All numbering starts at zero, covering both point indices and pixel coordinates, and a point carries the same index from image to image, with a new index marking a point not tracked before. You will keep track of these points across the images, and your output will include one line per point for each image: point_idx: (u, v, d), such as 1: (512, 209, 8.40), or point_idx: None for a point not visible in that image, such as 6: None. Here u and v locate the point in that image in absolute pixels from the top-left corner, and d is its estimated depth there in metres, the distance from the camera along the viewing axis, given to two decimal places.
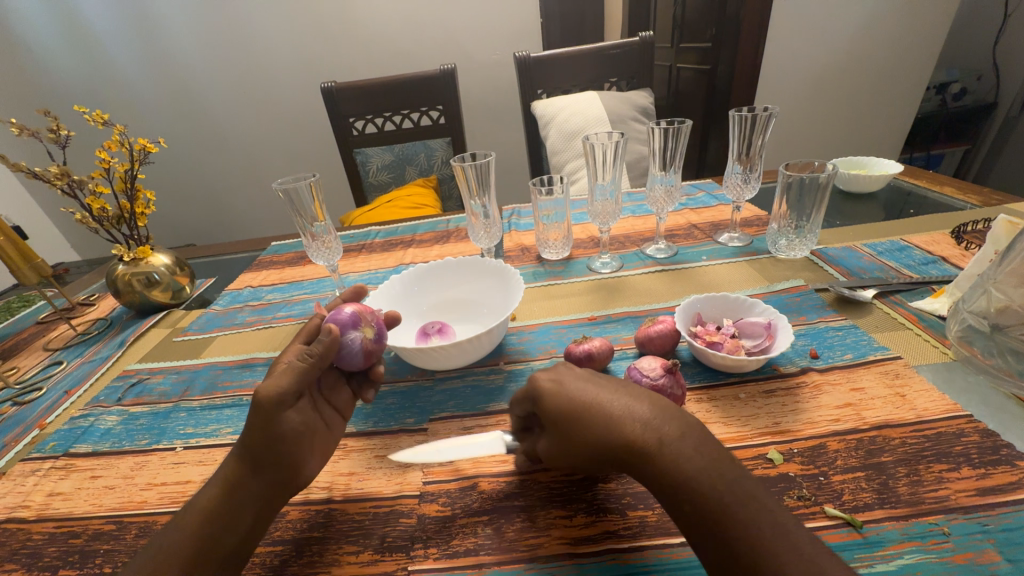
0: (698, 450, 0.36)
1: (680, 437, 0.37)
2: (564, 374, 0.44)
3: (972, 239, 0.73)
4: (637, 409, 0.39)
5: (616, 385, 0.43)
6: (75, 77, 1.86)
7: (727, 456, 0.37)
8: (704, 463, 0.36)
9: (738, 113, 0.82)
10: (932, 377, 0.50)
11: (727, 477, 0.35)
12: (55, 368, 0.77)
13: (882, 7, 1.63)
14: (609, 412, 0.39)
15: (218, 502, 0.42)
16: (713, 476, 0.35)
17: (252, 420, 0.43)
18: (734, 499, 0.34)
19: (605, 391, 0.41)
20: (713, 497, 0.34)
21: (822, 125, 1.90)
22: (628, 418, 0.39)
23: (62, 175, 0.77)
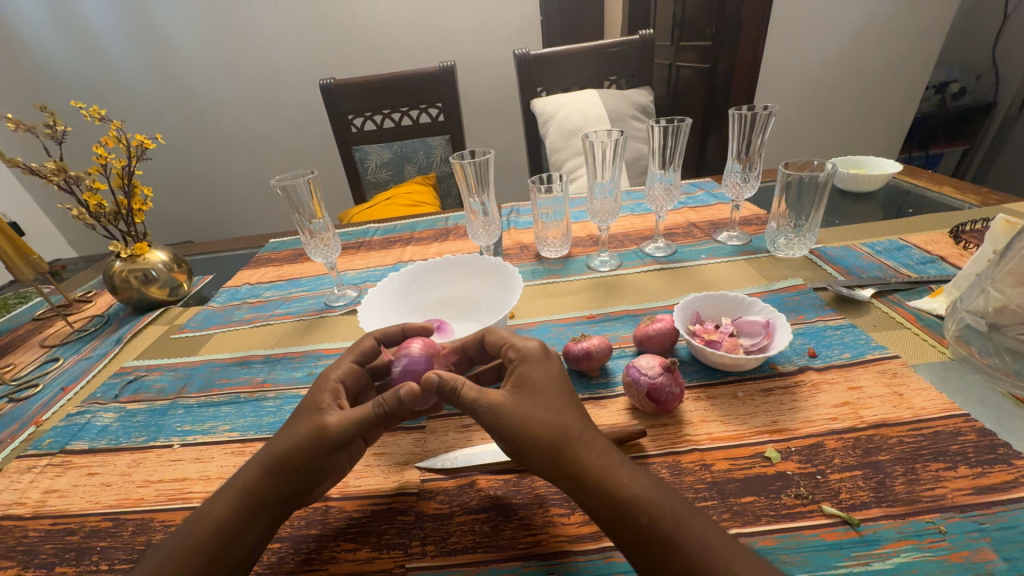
0: (641, 480, 0.36)
1: (622, 465, 0.37)
2: (520, 373, 0.44)
3: (971, 239, 0.73)
4: (577, 431, 0.39)
5: (569, 397, 0.42)
6: (71, 72, 1.85)
7: (662, 489, 0.36)
8: (633, 496, 0.35)
9: (738, 111, 0.82)
10: (930, 376, 0.50)
11: (655, 514, 0.34)
12: (52, 365, 0.77)
13: (881, 7, 1.63)
14: (565, 420, 0.39)
15: (231, 511, 0.40)
16: (641, 511, 0.34)
17: (304, 441, 0.41)
18: (657, 536, 0.33)
19: (549, 401, 0.41)
20: (635, 532, 0.34)
21: (820, 125, 1.90)
22: (564, 438, 0.38)
23: (59, 170, 0.76)
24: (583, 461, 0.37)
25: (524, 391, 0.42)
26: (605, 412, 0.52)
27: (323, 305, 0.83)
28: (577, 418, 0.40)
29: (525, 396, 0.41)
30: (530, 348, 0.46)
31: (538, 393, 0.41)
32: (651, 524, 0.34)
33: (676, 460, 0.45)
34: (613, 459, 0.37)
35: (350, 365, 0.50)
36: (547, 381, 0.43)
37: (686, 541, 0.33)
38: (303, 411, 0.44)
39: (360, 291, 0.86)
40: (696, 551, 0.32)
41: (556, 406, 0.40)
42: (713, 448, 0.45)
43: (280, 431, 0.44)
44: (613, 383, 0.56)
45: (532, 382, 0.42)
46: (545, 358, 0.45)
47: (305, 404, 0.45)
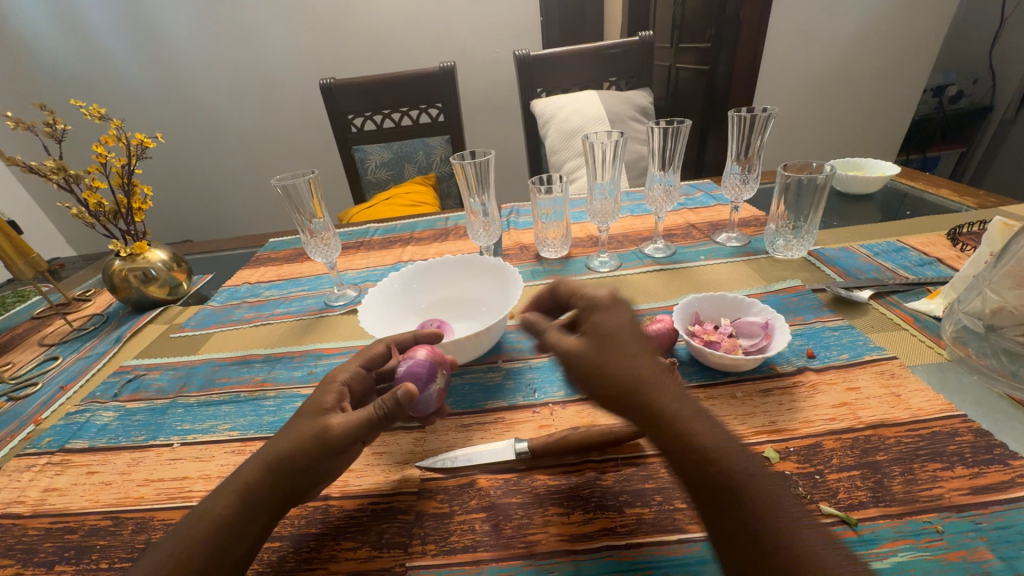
0: (718, 434, 0.34)
1: (697, 415, 0.35)
2: (592, 319, 0.42)
3: (968, 241, 0.73)
4: (648, 377, 0.36)
5: (646, 345, 0.39)
6: (70, 70, 1.85)
7: (737, 446, 0.34)
8: (707, 446, 0.33)
9: (737, 113, 0.83)
10: (927, 377, 0.51)
11: (730, 468, 0.32)
12: (50, 364, 0.77)
13: (880, 9, 1.64)
14: (637, 365, 0.37)
15: (231, 509, 0.40)
16: (714, 461, 0.32)
17: (308, 442, 0.42)
18: (729, 490, 0.31)
19: (620, 344, 0.39)
20: (705, 481, 0.32)
21: (819, 127, 1.91)
22: (635, 381, 0.36)
23: (58, 169, 0.76)
24: (655, 406, 0.35)
25: (596, 336, 0.40)
26: (604, 412, 0.52)
27: (323, 305, 0.83)
28: (648, 364, 0.37)
29: (597, 342, 0.40)
30: (602, 297, 0.44)
31: (611, 340, 0.40)
32: (725, 477, 0.32)
33: None
34: (688, 408, 0.35)
35: (356, 368, 0.50)
36: (621, 326, 0.41)
37: (761, 499, 0.31)
38: (305, 412, 0.45)
39: (360, 291, 0.86)
40: (771, 514, 0.30)
41: (628, 352, 0.38)
42: None
43: (282, 431, 0.44)
44: None
45: (602, 328, 0.41)
46: (617, 305, 0.43)
47: (308, 406, 0.46)
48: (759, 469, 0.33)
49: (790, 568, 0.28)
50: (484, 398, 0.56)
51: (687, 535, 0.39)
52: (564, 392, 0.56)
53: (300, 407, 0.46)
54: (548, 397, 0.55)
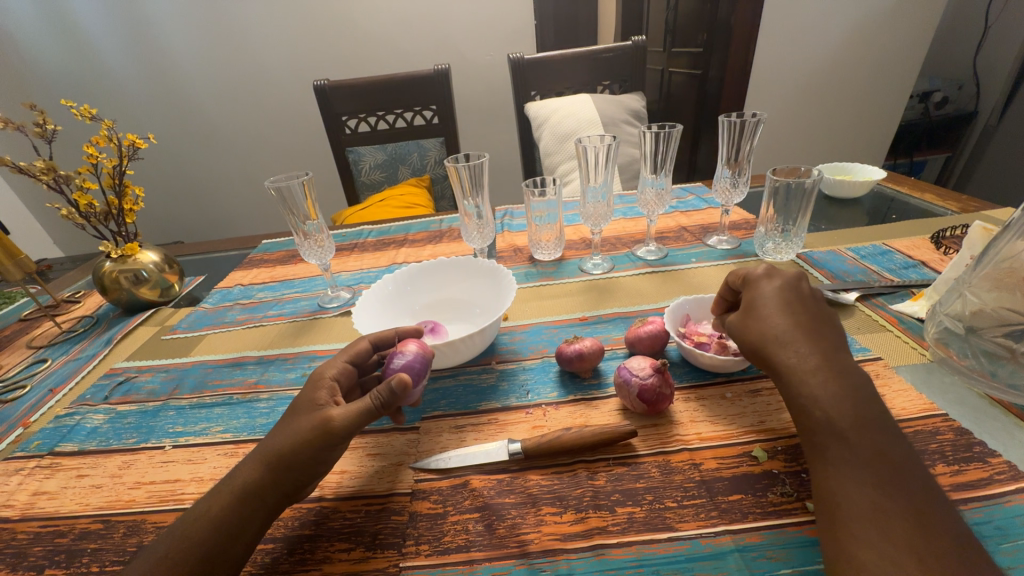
0: (837, 390, 0.38)
1: (814, 373, 0.40)
2: (746, 289, 0.48)
3: (951, 244, 0.75)
4: (781, 339, 0.43)
5: (795, 312, 0.44)
6: (60, 69, 1.82)
7: (862, 402, 0.38)
8: (824, 397, 0.38)
9: (727, 118, 0.84)
10: (910, 377, 0.52)
11: (840, 418, 0.37)
12: (39, 366, 0.76)
13: (867, 16, 1.67)
14: (770, 329, 0.44)
15: (229, 507, 0.40)
16: (821, 408, 0.38)
17: (306, 433, 0.42)
18: (832, 431, 0.37)
19: (764, 312, 0.45)
20: (812, 425, 0.38)
21: (809, 131, 1.94)
22: (765, 345, 0.43)
23: (48, 169, 0.76)
24: (782, 365, 0.42)
25: (745, 306, 0.47)
26: (597, 413, 0.53)
27: (317, 307, 0.83)
28: (786, 329, 0.43)
29: (744, 312, 0.47)
30: (758, 271, 0.49)
31: (759, 309, 0.46)
32: (831, 421, 0.37)
33: (666, 459, 0.46)
34: (811, 364, 0.40)
35: (342, 364, 0.50)
36: (771, 297, 0.46)
37: (865, 440, 0.36)
38: (300, 409, 0.45)
39: (354, 293, 0.86)
40: (875, 454, 0.35)
41: (764, 319, 0.45)
42: (702, 448, 0.46)
43: (279, 427, 0.45)
44: (604, 384, 0.57)
45: (752, 300, 0.47)
46: (776, 278, 0.48)
47: (302, 403, 0.46)
48: (875, 421, 0.37)
49: (889, 497, 0.33)
50: (477, 399, 0.56)
51: (677, 533, 0.39)
52: (556, 393, 0.56)
53: (292, 405, 0.46)
54: (541, 398, 0.56)
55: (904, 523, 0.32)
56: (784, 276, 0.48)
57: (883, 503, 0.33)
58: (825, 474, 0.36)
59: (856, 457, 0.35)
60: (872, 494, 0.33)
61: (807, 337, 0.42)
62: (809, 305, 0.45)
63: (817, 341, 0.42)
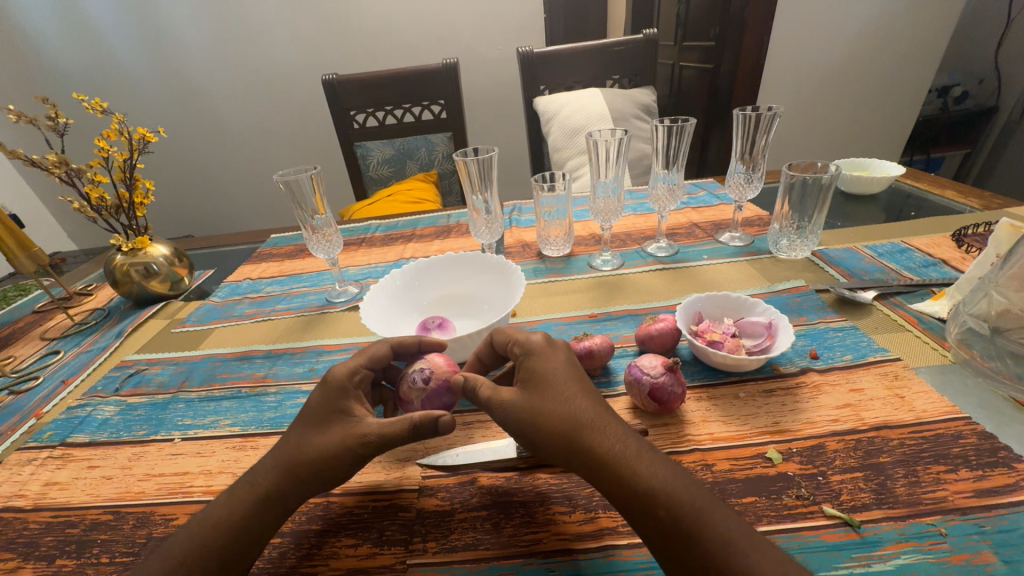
0: (662, 468, 0.35)
1: (638, 455, 0.36)
2: (533, 363, 0.43)
3: (973, 242, 0.73)
4: (587, 421, 0.38)
5: (583, 387, 0.41)
6: (72, 63, 1.84)
7: (689, 479, 0.35)
8: (650, 487, 0.34)
9: (742, 112, 0.82)
10: (930, 378, 0.51)
11: (673, 504, 0.33)
12: (52, 358, 0.77)
13: (886, 8, 1.63)
14: (580, 411, 0.39)
15: (249, 516, 0.40)
16: (658, 503, 0.33)
17: (342, 449, 0.42)
18: (673, 528, 0.33)
19: (561, 392, 0.40)
20: (655, 525, 0.33)
21: (823, 126, 1.90)
22: (573, 430, 0.38)
23: (60, 162, 0.76)
24: (600, 452, 0.36)
25: (534, 386, 0.41)
26: None
27: (324, 301, 0.83)
28: (591, 408, 0.39)
29: (535, 392, 0.41)
30: (534, 341, 0.45)
31: (549, 387, 0.41)
32: (671, 517, 0.33)
33: (677, 459, 0.45)
34: (630, 446, 0.37)
35: (362, 370, 0.48)
36: (560, 372, 0.42)
37: (716, 530, 0.32)
38: (325, 419, 0.44)
39: (362, 288, 0.86)
40: (718, 548, 0.31)
41: (565, 397, 0.40)
42: (714, 448, 0.46)
43: (303, 436, 0.43)
44: (614, 382, 0.56)
45: (539, 376, 0.42)
46: (555, 347, 0.45)
47: (327, 412, 0.44)
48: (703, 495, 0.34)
49: None
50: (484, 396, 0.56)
51: None
52: None
53: (315, 414, 0.44)
54: None
55: None
56: (563, 345, 0.45)
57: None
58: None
59: (708, 559, 0.31)
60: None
61: (609, 414, 0.39)
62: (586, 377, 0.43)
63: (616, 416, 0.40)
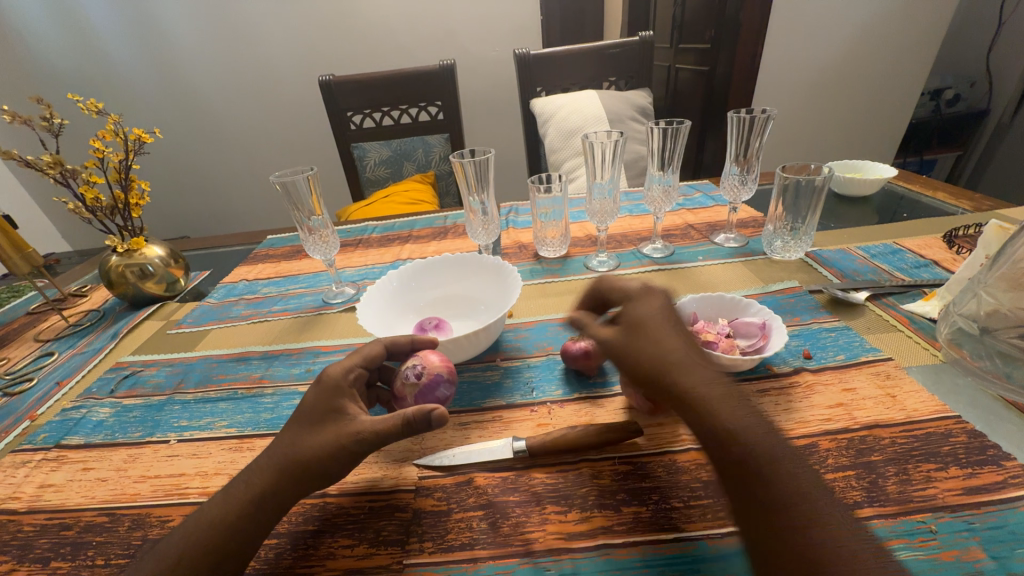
0: (749, 416, 0.36)
1: (726, 400, 0.37)
2: (635, 308, 0.46)
3: (964, 243, 0.74)
4: (679, 361, 0.40)
5: (679, 335, 0.43)
6: (67, 63, 1.83)
7: (773, 432, 0.35)
8: (732, 425, 0.35)
9: (736, 114, 0.83)
10: (922, 378, 0.51)
11: (758, 447, 0.34)
12: (46, 359, 0.77)
13: (879, 12, 1.64)
14: (673, 352, 0.41)
15: (243, 517, 0.39)
16: (737, 438, 0.34)
17: (335, 448, 0.42)
18: (753, 467, 0.33)
19: (658, 332, 0.43)
20: (736, 464, 0.33)
21: (818, 129, 1.92)
22: (661, 366, 0.40)
23: (55, 163, 0.76)
24: (683, 386, 0.38)
25: (633, 328, 0.44)
26: (603, 411, 0.52)
27: (321, 302, 0.83)
28: (683, 351, 0.41)
29: (633, 332, 0.44)
30: (636, 291, 0.49)
31: (647, 329, 0.43)
32: (750, 456, 0.33)
33: (672, 458, 0.45)
34: (716, 387, 0.38)
35: (357, 369, 0.49)
36: (657, 317, 0.44)
37: (796, 479, 0.32)
38: (320, 417, 0.44)
39: (359, 289, 0.86)
40: (799, 493, 0.31)
41: (660, 339, 0.42)
42: (708, 447, 0.46)
43: (297, 435, 0.43)
44: (610, 382, 0.56)
45: (638, 322, 0.44)
46: (657, 296, 0.47)
47: (322, 410, 0.45)
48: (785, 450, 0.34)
49: (819, 530, 0.29)
50: (481, 396, 0.56)
51: (684, 533, 0.39)
52: (561, 390, 0.56)
53: (310, 413, 0.45)
54: (546, 395, 0.55)
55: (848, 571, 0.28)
56: (663, 293, 0.48)
57: (831, 553, 0.28)
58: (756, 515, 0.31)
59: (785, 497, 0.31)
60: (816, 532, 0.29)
61: (699, 360, 0.41)
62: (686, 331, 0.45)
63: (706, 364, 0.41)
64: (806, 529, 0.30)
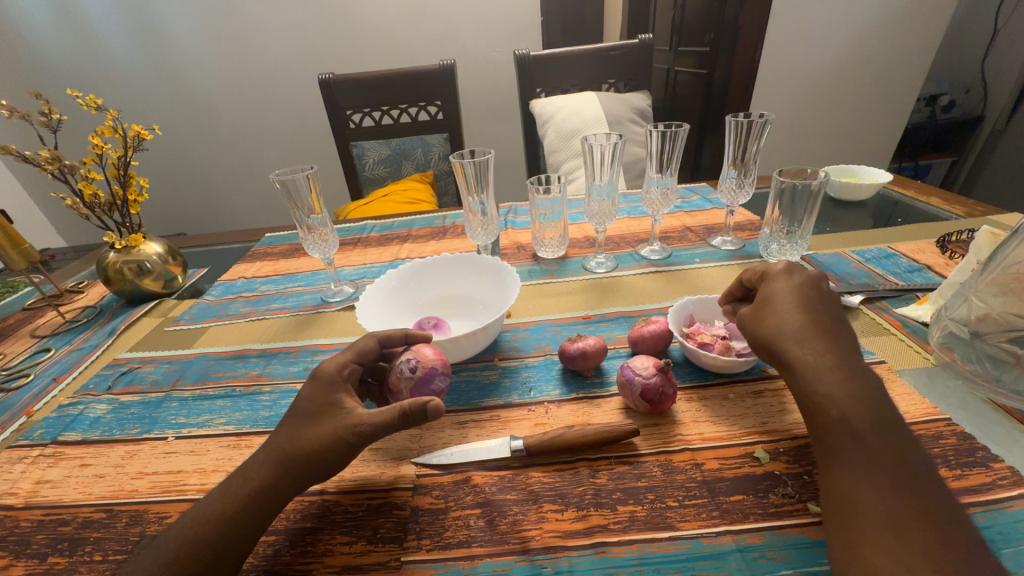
0: (851, 388, 0.38)
1: (825, 373, 0.40)
2: (769, 284, 0.49)
3: (957, 249, 0.75)
4: (792, 334, 0.43)
5: (815, 309, 0.44)
6: (65, 58, 1.82)
7: (888, 417, 0.37)
8: (835, 399, 0.38)
9: (734, 118, 0.84)
10: (914, 381, 0.52)
11: (851, 416, 0.37)
12: (42, 356, 0.76)
13: (877, 18, 1.66)
14: (786, 326, 0.44)
15: (243, 509, 0.40)
16: (837, 411, 0.38)
17: (333, 440, 0.42)
18: (847, 440, 0.36)
19: (779, 309, 0.45)
20: (829, 429, 0.38)
21: (815, 133, 1.93)
22: (777, 339, 0.44)
23: (53, 159, 0.76)
24: (793, 359, 0.42)
25: (761, 304, 0.47)
26: (600, 411, 0.53)
27: (320, 301, 0.83)
28: (802, 326, 0.43)
29: (758, 308, 0.47)
30: (773, 267, 0.50)
31: (771, 304, 0.46)
32: (847, 429, 0.37)
33: (668, 459, 0.46)
34: (826, 362, 0.40)
35: (352, 364, 0.49)
36: (782, 293, 0.46)
37: (888, 447, 0.35)
38: (317, 412, 0.44)
39: (357, 288, 0.86)
40: (889, 460, 0.35)
41: (783, 314, 0.45)
42: (703, 447, 0.47)
43: (295, 429, 0.44)
44: (607, 383, 0.57)
45: (766, 297, 0.47)
46: (794, 274, 0.48)
47: (320, 404, 0.45)
48: (887, 423, 0.37)
49: (901, 490, 0.33)
50: (479, 395, 0.57)
51: (678, 532, 0.40)
52: (559, 390, 0.56)
53: (308, 408, 0.45)
54: (543, 395, 0.56)
55: (921, 525, 0.32)
56: (807, 273, 0.48)
57: (903, 511, 0.32)
58: (835, 476, 0.36)
59: (867, 470, 0.35)
60: (886, 503, 0.33)
61: (823, 335, 0.42)
62: (829, 305, 0.45)
63: (833, 337, 0.42)
64: (888, 489, 0.33)
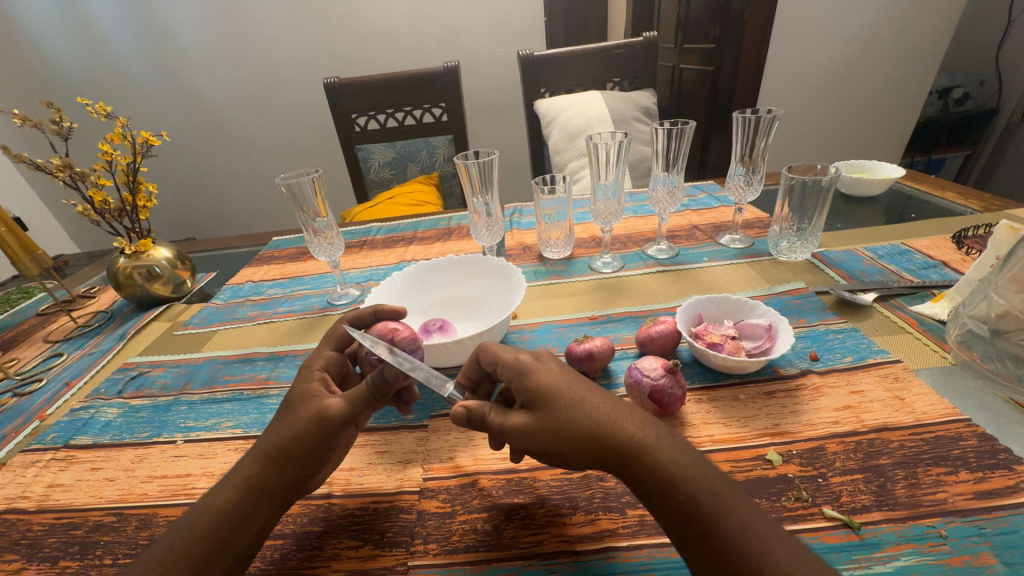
0: (685, 454, 0.36)
1: (661, 441, 0.36)
2: (534, 376, 0.41)
3: (974, 245, 0.73)
4: (605, 417, 0.37)
5: (586, 388, 0.40)
6: (76, 66, 1.85)
7: (706, 465, 0.35)
8: (672, 475, 0.35)
9: (742, 114, 0.82)
10: (931, 380, 0.50)
11: (694, 492, 0.34)
12: (55, 360, 0.77)
13: (889, 11, 1.63)
14: (595, 411, 0.38)
15: (232, 503, 0.40)
16: (679, 491, 0.34)
17: (309, 424, 0.43)
18: (698, 517, 0.33)
19: (569, 401, 0.38)
20: (675, 507, 0.34)
21: (826, 128, 1.90)
22: (595, 430, 0.37)
23: (64, 166, 0.76)
24: (627, 441, 0.36)
25: (539, 405, 0.39)
26: None
27: (326, 304, 0.84)
28: (605, 403, 0.38)
29: (543, 411, 0.39)
30: (522, 359, 0.43)
31: (553, 400, 0.39)
32: (693, 505, 0.33)
33: None
34: (652, 431, 0.37)
35: (328, 352, 0.51)
36: (554, 389, 0.39)
37: (729, 515, 0.32)
38: (294, 401, 0.46)
39: (363, 290, 0.87)
40: (733, 529, 0.32)
41: (579, 398, 0.39)
42: (714, 449, 0.46)
43: (275, 421, 0.45)
44: (614, 384, 0.56)
45: (540, 390, 0.40)
46: (543, 361, 0.43)
47: (295, 394, 0.46)
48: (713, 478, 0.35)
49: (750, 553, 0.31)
50: None
51: None
52: None
53: (285, 398, 0.46)
54: None
55: None
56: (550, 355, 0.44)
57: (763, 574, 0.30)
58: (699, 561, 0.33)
59: (728, 549, 0.31)
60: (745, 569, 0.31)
61: (620, 408, 0.38)
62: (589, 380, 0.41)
63: (631, 408, 0.39)
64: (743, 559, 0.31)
